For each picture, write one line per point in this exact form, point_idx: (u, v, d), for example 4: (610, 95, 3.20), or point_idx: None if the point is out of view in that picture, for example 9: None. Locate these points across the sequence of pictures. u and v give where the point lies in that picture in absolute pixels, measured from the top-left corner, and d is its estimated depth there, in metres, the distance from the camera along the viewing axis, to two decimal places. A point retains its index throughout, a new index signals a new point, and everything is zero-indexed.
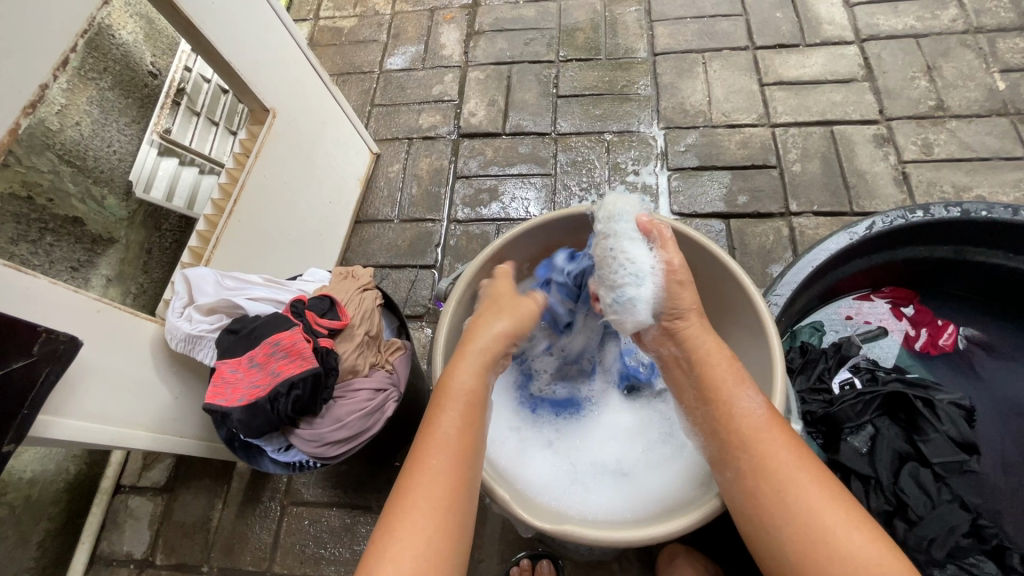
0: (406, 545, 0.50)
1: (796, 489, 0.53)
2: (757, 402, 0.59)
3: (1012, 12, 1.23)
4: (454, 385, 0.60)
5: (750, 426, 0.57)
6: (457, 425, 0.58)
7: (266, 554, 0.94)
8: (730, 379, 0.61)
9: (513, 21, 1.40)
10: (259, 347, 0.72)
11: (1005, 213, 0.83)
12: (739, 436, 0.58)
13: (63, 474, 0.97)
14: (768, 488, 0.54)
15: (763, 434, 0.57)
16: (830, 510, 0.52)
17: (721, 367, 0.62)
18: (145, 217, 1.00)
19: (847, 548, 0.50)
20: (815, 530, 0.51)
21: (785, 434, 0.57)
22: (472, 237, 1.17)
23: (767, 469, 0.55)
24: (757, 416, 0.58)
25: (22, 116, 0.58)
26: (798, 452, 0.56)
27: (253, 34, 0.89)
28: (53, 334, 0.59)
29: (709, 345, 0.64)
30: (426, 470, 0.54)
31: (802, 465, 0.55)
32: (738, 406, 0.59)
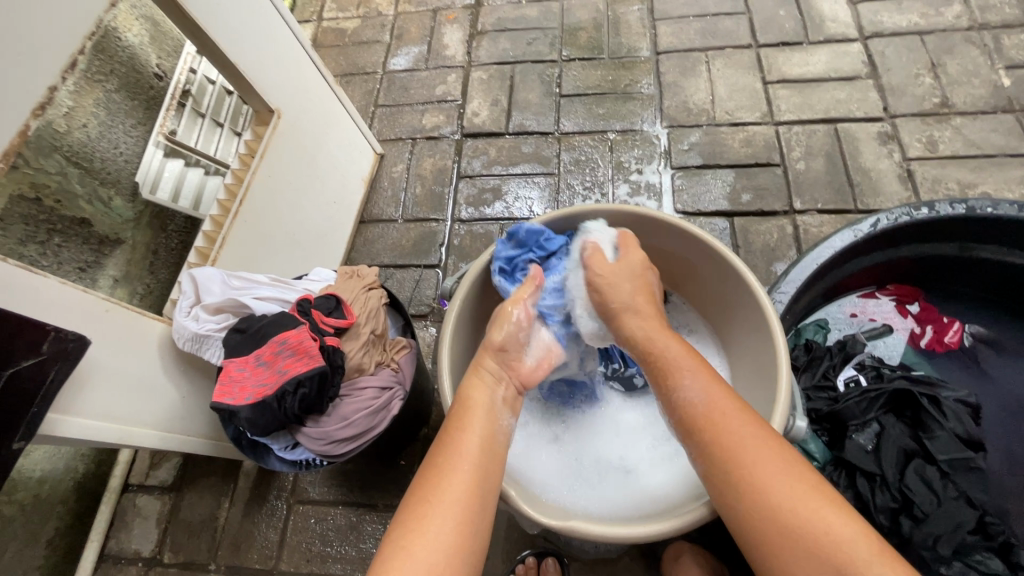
0: (422, 540, 0.50)
1: (745, 465, 0.52)
2: (698, 387, 0.58)
3: (1017, 9, 1.22)
4: (472, 399, 0.62)
5: (694, 414, 0.57)
6: (476, 434, 0.58)
7: (273, 552, 0.95)
8: (673, 367, 0.60)
9: (516, 20, 1.41)
10: (266, 346, 0.73)
11: (1011, 210, 0.82)
12: (687, 423, 0.57)
13: (71, 473, 0.98)
14: (718, 473, 0.53)
15: (708, 418, 0.56)
16: (783, 484, 0.50)
17: (668, 358, 0.62)
18: (151, 219, 1.01)
19: (799, 516, 0.48)
20: (764, 503, 0.50)
21: (737, 411, 0.55)
22: (476, 237, 1.17)
23: (715, 453, 0.54)
24: (699, 403, 0.57)
25: (32, 117, 0.59)
26: (751, 428, 0.54)
27: (256, 34, 0.89)
28: (62, 333, 0.59)
29: (655, 333, 0.65)
30: (443, 472, 0.54)
31: (752, 441, 0.53)
32: (681, 396, 0.58)
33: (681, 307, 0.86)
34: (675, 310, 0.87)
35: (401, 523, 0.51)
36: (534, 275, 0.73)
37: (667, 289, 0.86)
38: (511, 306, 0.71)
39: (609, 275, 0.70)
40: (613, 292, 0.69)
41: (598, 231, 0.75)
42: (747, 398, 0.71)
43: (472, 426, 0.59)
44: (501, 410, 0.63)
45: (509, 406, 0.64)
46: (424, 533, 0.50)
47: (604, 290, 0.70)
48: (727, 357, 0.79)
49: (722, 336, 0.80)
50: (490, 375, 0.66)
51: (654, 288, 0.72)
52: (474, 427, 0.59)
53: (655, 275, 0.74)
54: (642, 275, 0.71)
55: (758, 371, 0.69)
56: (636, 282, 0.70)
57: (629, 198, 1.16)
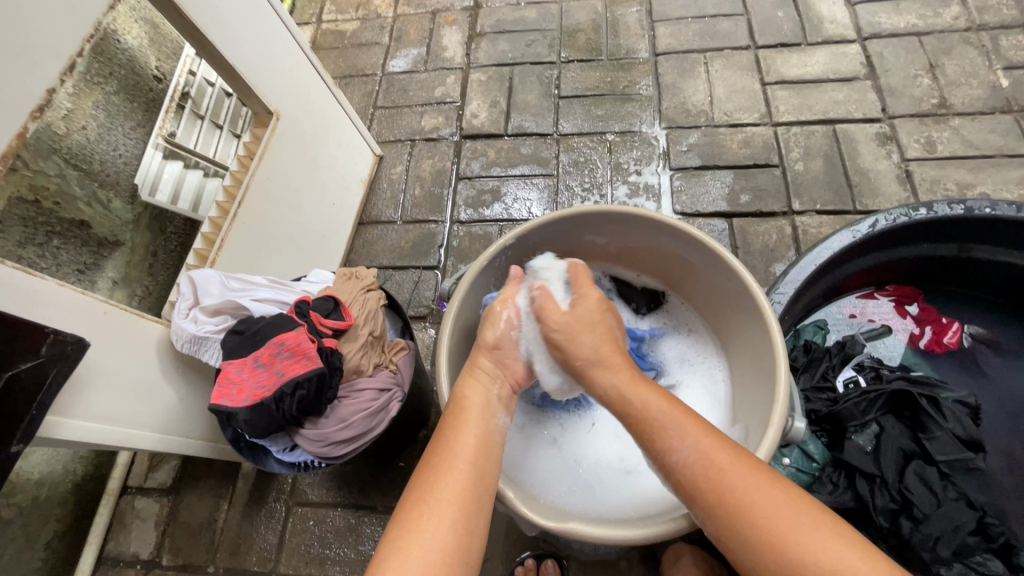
0: (418, 540, 0.50)
1: (759, 519, 0.49)
2: (691, 445, 0.54)
3: (1015, 9, 1.22)
4: (470, 397, 0.62)
5: (692, 477, 0.53)
6: (472, 434, 0.58)
7: (272, 555, 0.94)
8: (659, 426, 0.57)
9: (515, 22, 1.41)
10: (265, 348, 0.73)
11: (1009, 210, 0.82)
12: (685, 486, 0.54)
13: (70, 475, 0.98)
14: (730, 531, 0.50)
15: (707, 478, 0.52)
16: (801, 533, 0.48)
17: (653, 417, 0.58)
18: (150, 220, 1.01)
19: (824, 563, 0.46)
20: (787, 556, 0.48)
21: (738, 467, 0.52)
22: (475, 238, 1.17)
23: (723, 513, 0.51)
24: (695, 464, 0.53)
25: (30, 120, 0.59)
26: (756, 480, 0.51)
27: (254, 37, 0.89)
28: (61, 335, 0.59)
29: (631, 387, 0.61)
30: (440, 472, 0.54)
31: (760, 495, 0.50)
32: (674, 459, 0.55)
33: (680, 307, 0.86)
34: (674, 310, 0.87)
35: (399, 522, 0.52)
36: (517, 277, 0.74)
37: (665, 290, 0.87)
38: (500, 306, 0.71)
39: (568, 324, 0.68)
40: (575, 343, 0.67)
41: (545, 270, 0.76)
42: (747, 398, 0.71)
43: (469, 424, 0.59)
44: (499, 408, 0.63)
45: (505, 405, 0.64)
46: (421, 533, 0.50)
47: (567, 343, 0.67)
48: (726, 357, 0.79)
49: (720, 335, 0.80)
50: (488, 373, 0.66)
51: (616, 333, 0.70)
52: (470, 425, 0.59)
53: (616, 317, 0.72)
54: (603, 322, 0.69)
55: (757, 370, 0.69)
56: (599, 330, 0.68)
57: (628, 199, 1.16)
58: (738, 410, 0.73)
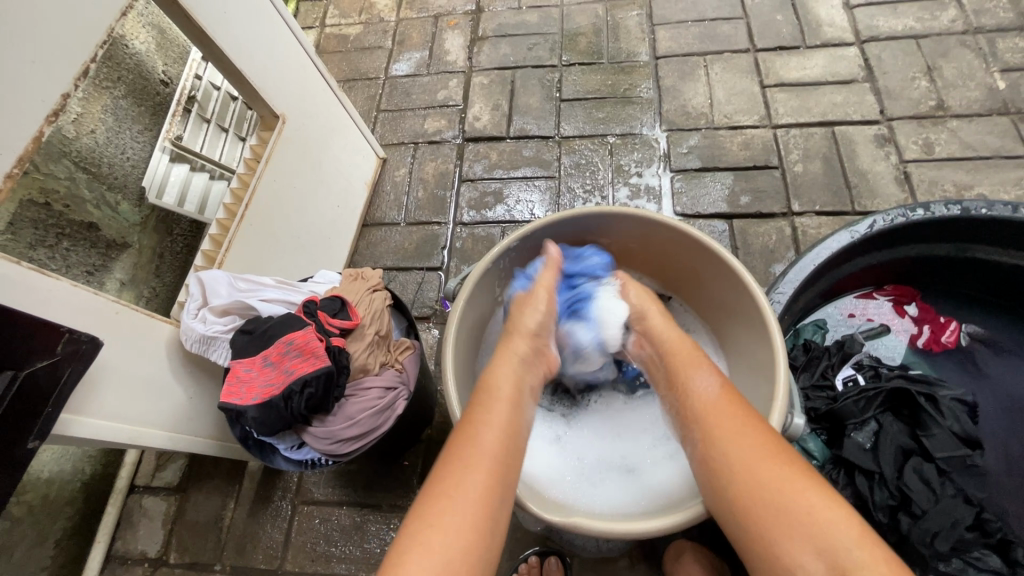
0: (439, 534, 0.50)
1: (739, 449, 0.56)
2: (708, 380, 0.64)
3: (1011, 12, 1.24)
4: (499, 389, 0.63)
5: (700, 403, 0.62)
6: (497, 428, 0.59)
7: (278, 552, 0.95)
8: (688, 365, 0.66)
9: (516, 26, 1.42)
10: (273, 347, 0.74)
11: (1005, 211, 0.83)
12: (693, 411, 0.63)
13: (78, 474, 0.99)
14: (717, 453, 0.58)
15: (711, 407, 0.61)
16: (770, 470, 0.54)
17: (683, 356, 0.68)
18: (157, 223, 1.02)
19: (785, 495, 0.52)
20: (753, 483, 0.54)
21: (737, 406, 0.60)
22: (478, 239, 1.18)
23: (714, 437, 0.59)
24: (709, 394, 0.62)
25: (46, 124, 0.60)
26: (754, 420, 0.58)
27: (260, 42, 0.90)
28: (76, 334, 0.61)
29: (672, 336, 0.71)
30: (463, 467, 0.55)
31: (745, 429, 0.57)
32: (692, 386, 0.64)
33: (679, 308, 0.88)
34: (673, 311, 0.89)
35: (418, 516, 0.52)
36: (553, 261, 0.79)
37: (664, 291, 0.88)
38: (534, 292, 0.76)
39: (636, 289, 0.78)
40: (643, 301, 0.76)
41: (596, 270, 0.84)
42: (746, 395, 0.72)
43: (494, 420, 0.60)
44: (524, 403, 0.65)
45: (534, 395, 0.67)
46: (443, 528, 0.51)
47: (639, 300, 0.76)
48: (725, 356, 0.80)
49: (719, 335, 0.81)
50: (517, 363, 0.68)
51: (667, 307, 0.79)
52: (496, 417, 0.60)
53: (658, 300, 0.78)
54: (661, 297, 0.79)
55: (756, 368, 0.70)
56: (654, 296, 0.78)
57: (629, 201, 1.17)
58: None
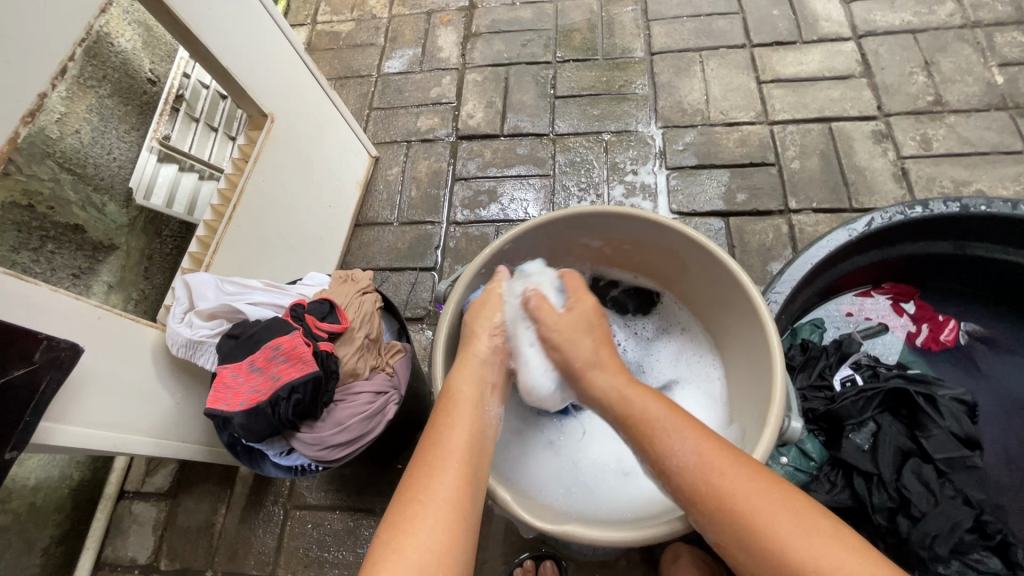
0: (414, 539, 0.50)
1: (764, 530, 0.50)
2: (691, 449, 0.56)
3: (1009, 7, 1.23)
4: (460, 390, 0.63)
5: (691, 481, 0.54)
6: (462, 431, 0.59)
7: (270, 558, 0.94)
8: (658, 432, 0.58)
9: (509, 22, 1.41)
10: (260, 352, 0.72)
11: (1005, 207, 0.82)
12: (684, 494, 0.55)
13: (67, 480, 0.97)
14: (722, 528, 0.52)
15: (708, 485, 0.53)
16: (783, 527, 0.50)
17: (650, 419, 0.60)
18: (145, 224, 1.00)
19: (817, 568, 0.48)
20: (775, 550, 0.49)
21: (738, 480, 0.53)
22: (472, 239, 1.17)
23: (724, 519, 0.52)
24: (693, 466, 0.55)
25: (21, 125, 0.58)
26: (751, 481, 0.53)
27: (248, 39, 0.88)
28: (54, 341, 0.59)
29: (636, 405, 0.62)
30: (434, 470, 0.55)
31: (760, 503, 0.51)
32: (672, 464, 0.56)
33: (673, 306, 0.87)
34: (666, 310, 0.88)
35: (394, 522, 0.52)
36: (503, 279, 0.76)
37: (659, 290, 0.87)
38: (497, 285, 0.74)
39: (567, 326, 0.72)
40: (571, 349, 0.70)
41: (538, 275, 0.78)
42: (743, 399, 0.71)
43: (460, 421, 0.60)
44: (489, 401, 0.65)
45: (496, 395, 0.66)
46: (417, 532, 0.51)
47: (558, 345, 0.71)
48: (721, 356, 0.80)
49: (714, 334, 0.80)
50: (479, 366, 0.67)
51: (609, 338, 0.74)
52: (462, 422, 0.60)
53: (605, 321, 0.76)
54: (590, 334, 0.72)
55: (753, 368, 0.69)
56: (592, 338, 0.71)
57: (624, 199, 1.16)
58: (735, 409, 0.73)
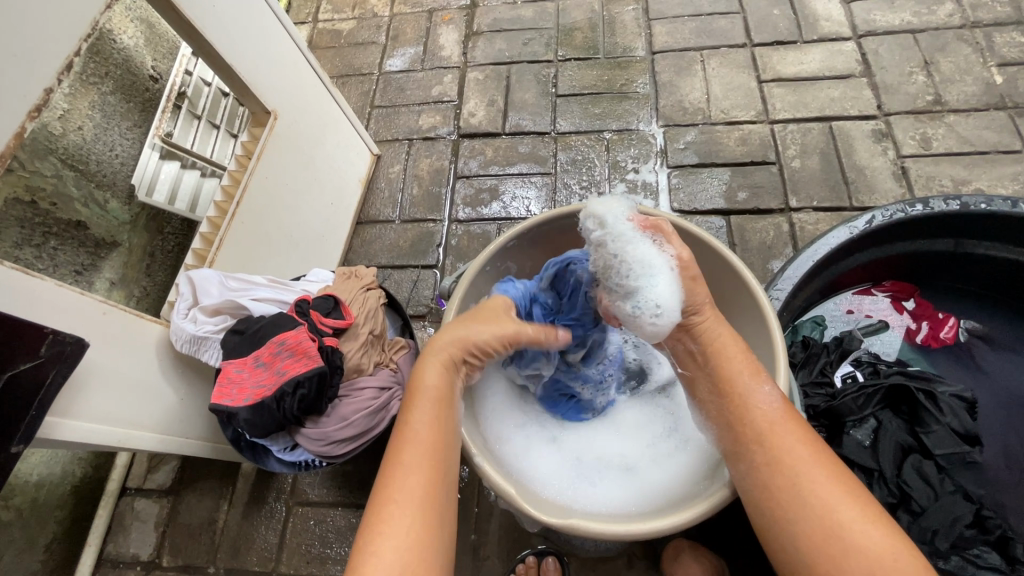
0: (386, 547, 0.49)
1: (814, 484, 0.52)
2: (776, 396, 0.58)
3: (1008, 7, 1.23)
4: (424, 384, 0.59)
5: (763, 422, 0.56)
6: (428, 428, 0.56)
7: (272, 555, 0.94)
8: (742, 373, 0.60)
9: (511, 21, 1.41)
10: (265, 347, 0.73)
11: (1004, 205, 0.83)
12: (749, 430, 0.56)
13: (69, 477, 0.97)
14: (780, 479, 0.53)
15: (775, 431, 0.55)
16: (842, 501, 0.51)
17: (739, 360, 0.60)
18: (147, 221, 1.00)
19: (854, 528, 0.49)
20: (830, 522, 0.50)
21: (798, 435, 0.55)
22: (474, 236, 1.17)
23: (787, 470, 0.53)
24: (768, 411, 0.56)
25: (28, 120, 0.58)
26: (813, 448, 0.54)
27: (251, 35, 0.88)
28: (60, 336, 0.59)
29: (729, 343, 0.62)
30: (401, 470, 0.53)
31: (815, 462, 0.53)
32: (750, 401, 0.58)
33: None
34: None
35: (368, 526, 0.51)
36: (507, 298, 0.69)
37: None
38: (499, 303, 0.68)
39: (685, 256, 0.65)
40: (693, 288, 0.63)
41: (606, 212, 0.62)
42: None
43: (426, 415, 0.57)
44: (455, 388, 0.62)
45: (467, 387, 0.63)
46: (387, 539, 0.49)
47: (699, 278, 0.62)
48: None
49: None
50: (448, 356, 0.62)
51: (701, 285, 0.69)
52: (427, 417, 0.57)
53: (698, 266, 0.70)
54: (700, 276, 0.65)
55: None
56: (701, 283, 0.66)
57: (626, 197, 1.16)
58: None
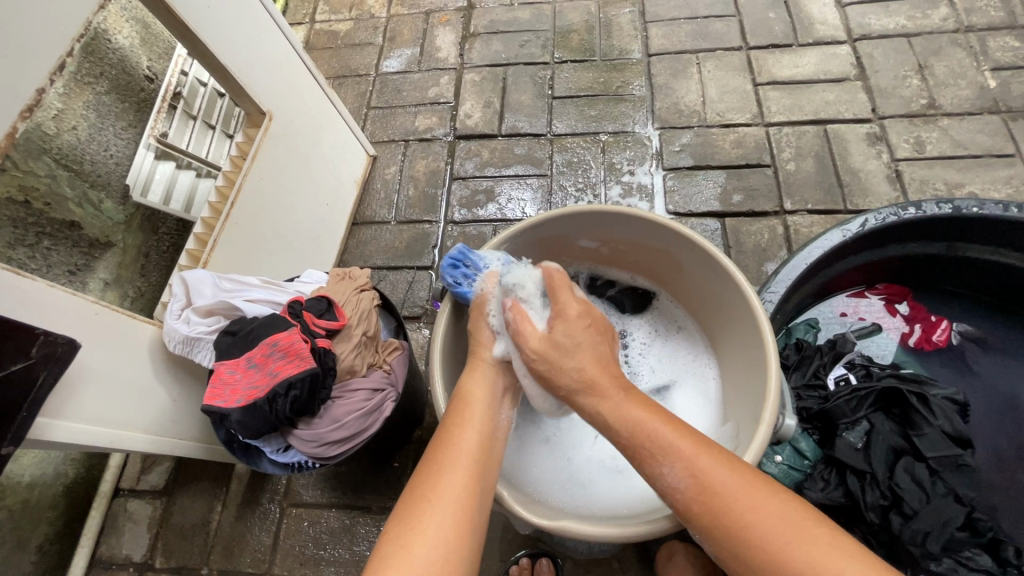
0: (421, 538, 0.49)
1: (771, 544, 0.47)
2: (680, 470, 0.52)
3: (1002, 11, 1.24)
4: (473, 393, 0.63)
5: (686, 502, 0.51)
6: (474, 431, 0.58)
7: (266, 556, 0.94)
8: (648, 453, 0.54)
9: (508, 23, 1.41)
10: (257, 348, 0.73)
11: (996, 209, 0.83)
12: (681, 511, 0.52)
13: (61, 477, 0.97)
14: (727, 548, 0.49)
15: (701, 504, 0.50)
16: (791, 542, 0.46)
17: (640, 439, 0.55)
18: (142, 221, 1.00)
19: None
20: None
21: (729, 489, 0.50)
22: (469, 238, 1.17)
23: (733, 540, 0.49)
24: (685, 488, 0.51)
25: (20, 120, 0.58)
26: (751, 499, 0.49)
27: (245, 36, 0.88)
28: (51, 337, 0.59)
29: (633, 419, 0.57)
30: (442, 470, 0.53)
31: (755, 510, 0.48)
32: (666, 486, 0.53)
33: (669, 306, 0.87)
34: (663, 310, 0.88)
35: (402, 519, 0.50)
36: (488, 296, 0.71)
37: (655, 289, 0.87)
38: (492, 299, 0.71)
39: (543, 350, 0.65)
40: (560, 368, 0.63)
41: (523, 289, 0.72)
42: (737, 397, 0.72)
43: (471, 422, 0.59)
44: (501, 404, 0.64)
45: (508, 399, 0.66)
46: (425, 529, 0.49)
47: (550, 368, 0.64)
48: (715, 355, 0.80)
49: (710, 334, 0.81)
50: (491, 370, 0.66)
51: (604, 344, 0.67)
52: (473, 422, 0.59)
53: (601, 333, 0.67)
54: (589, 340, 0.65)
55: (748, 369, 0.70)
56: (584, 352, 0.64)
57: (621, 199, 1.16)
58: (729, 409, 0.73)
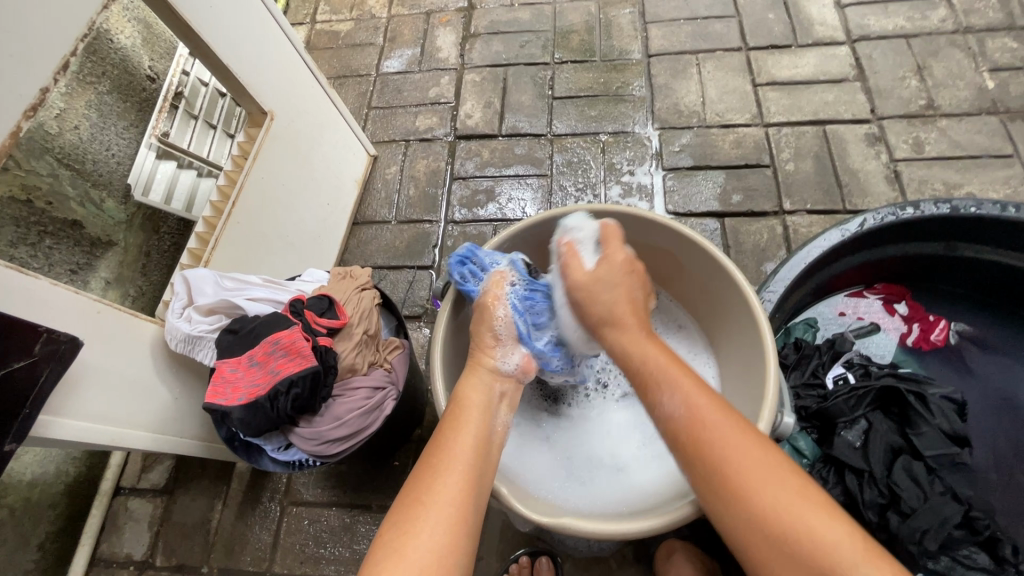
0: (415, 541, 0.49)
1: (745, 480, 0.49)
2: (680, 398, 0.55)
3: (1001, 12, 1.24)
4: (469, 398, 0.63)
5: (677, 427, 0.54)
6: (470, 435, 0.58)
7: (266, 554, 0.94)
8: (655, 380, 0.57)
9: (508, 23, 1.42)
10: (258, 346, 0.73)
11: (994, 209, 0.83)
12: (670, 437, 0.55)
13: (62, 476, 0.97)
14: (702, 477, 0.51)
15: (691, 430, 0.53)
16: (764, 479, 0.48)
17: (650, 370, 0.58)
18: (144, 220, 1.01)
19: (787, 522, 0.46)
20: (754, 507, 0.48)
21: (722, 422, 0.52)
22: (469, 237, 1.18)
23: (708, 467, 0.51)
24: (681, 414, 0.54)
25: (24, 118, 0.59)
26: (739, 437, 0.51)
27: (247, 36, 0.89)
28: (54, 334, 0.59)
29: (648, 353, 0.60)
30: (438, 472, 0.54)
31: (738, 445, 0.51)
32: (664, 410, 0.55)
33: (670, 305, 0.87)
34: (663, 309, 0.88)
35: (397, 522, 0.51)
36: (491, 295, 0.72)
37: (656, 288, 0.88)
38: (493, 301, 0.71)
39: (588, 283, 0.67)
40: (592, 304, 0.67)
41: (577, 230, 0.72)
42: (736, 398, 0.72)
43: (468, 424, 0.60)
44: (499, 408, 0.64)
45: (507, 403, 0.66)
46: (419, 532, 0.49)
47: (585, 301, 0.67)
48: (715, 356, 0.81)
49: (711, 335, 0.81)
50: (489, 374, 0.67)
51: (641, 292, 0.68)
52: (469, 427, 0.59)
53: (639, 280, 0.69)
54: (625, 282, 0.67)
55: (748, 371, 0.70)
56: (619, 289, 0.67)
57: (621, 199, 1.17)
58: None
